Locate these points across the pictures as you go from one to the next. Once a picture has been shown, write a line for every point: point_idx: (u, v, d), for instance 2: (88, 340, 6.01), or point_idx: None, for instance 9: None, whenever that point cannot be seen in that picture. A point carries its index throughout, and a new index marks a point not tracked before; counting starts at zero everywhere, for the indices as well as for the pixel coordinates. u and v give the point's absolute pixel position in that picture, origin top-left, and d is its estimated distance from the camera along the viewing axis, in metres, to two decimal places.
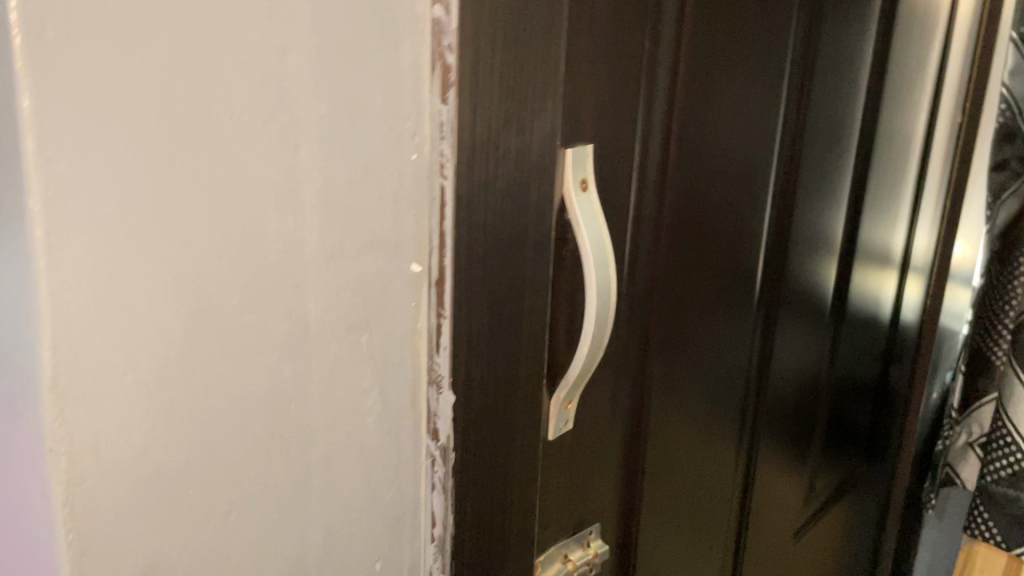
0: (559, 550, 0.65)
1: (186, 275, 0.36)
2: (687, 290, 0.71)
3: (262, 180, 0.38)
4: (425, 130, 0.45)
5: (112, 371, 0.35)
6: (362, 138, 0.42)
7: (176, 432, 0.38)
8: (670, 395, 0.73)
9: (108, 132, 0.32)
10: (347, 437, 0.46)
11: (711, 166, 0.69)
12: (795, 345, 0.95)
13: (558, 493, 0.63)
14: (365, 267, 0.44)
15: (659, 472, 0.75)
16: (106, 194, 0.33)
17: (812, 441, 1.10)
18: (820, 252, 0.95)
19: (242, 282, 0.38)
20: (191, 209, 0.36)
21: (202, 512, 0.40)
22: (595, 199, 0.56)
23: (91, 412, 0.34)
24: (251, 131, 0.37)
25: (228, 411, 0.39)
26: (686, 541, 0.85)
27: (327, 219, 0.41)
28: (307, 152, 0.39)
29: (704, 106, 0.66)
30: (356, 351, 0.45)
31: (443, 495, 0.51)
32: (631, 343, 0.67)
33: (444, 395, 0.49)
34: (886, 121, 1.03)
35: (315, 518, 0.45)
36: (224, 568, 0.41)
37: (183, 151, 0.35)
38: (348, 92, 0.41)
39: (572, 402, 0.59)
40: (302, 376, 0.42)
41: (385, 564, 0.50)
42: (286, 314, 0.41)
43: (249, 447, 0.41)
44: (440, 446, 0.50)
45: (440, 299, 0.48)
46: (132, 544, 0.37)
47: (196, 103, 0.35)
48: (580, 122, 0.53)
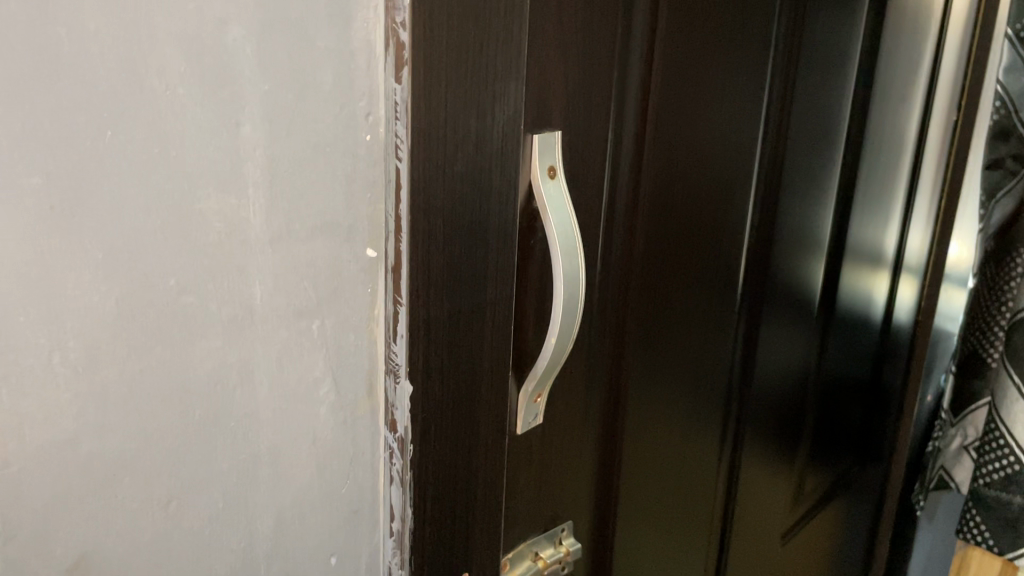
0: (529, 547, 0.64)
1: (119, 254, 0.35)
2: (664, 284, 0.70)
3: (201, 157, 0.37)
4: (380, 111, 0.43)
5: (37, 351, 0.34)
6: (312, 117, 0.41)
7: (111, 416, 0.36)
8: (647, 392, 0.72)
9: (30, 101, 0.31)
10: (298, 427, 0.44)
11: (690, 160, 0.68)
12: (780, 345, 0.94)
13: (527, 490, 0.62)
14: (315, 251, 0.43)
15: (637, 469, 0.74)
16: (28, 165, 0.32)
17: (800, 442, 1.08)
18: (808, 249, 0.94)
19: (180, 263, 0.37)
20: (124, 185, 0.34)
21: (139, 500, 0.38)
22: (564, 186, 0.54)
23: (14, 394, 0.33)
24: (188, 104, 0.36)
25: (166, 396, 0.38)
26: (667, 541, 0.83)
27: (273, 199, 0.40)
28: (250, 129, 0.38)
29: (681, 97, 0.65)
30: (308, 338, 0.44)
31: (401, 489, 0.49)
32: (607, 338, 0.66)
33: (401, 386, 0.47)
34: (877, 120, 1.01)
35: (264, 511, 0.44)
36: (164, 559, 0.40)
37: (113, 124, 0.34)
38: (295, 68, 0.39)
39: (542, 395, 0.58)
40: (249, 362, 0.41)
41: (341, 559, 0.49)
42: (230, 298, 0.39)
43: (190, 436, 0.39)
44: (398, 438, 0.48)
45: (396, 285, 0.46)
46: (61, 533, 0.36)
47: (127, 74, 0.34)
48: (547, 107, 0.52)
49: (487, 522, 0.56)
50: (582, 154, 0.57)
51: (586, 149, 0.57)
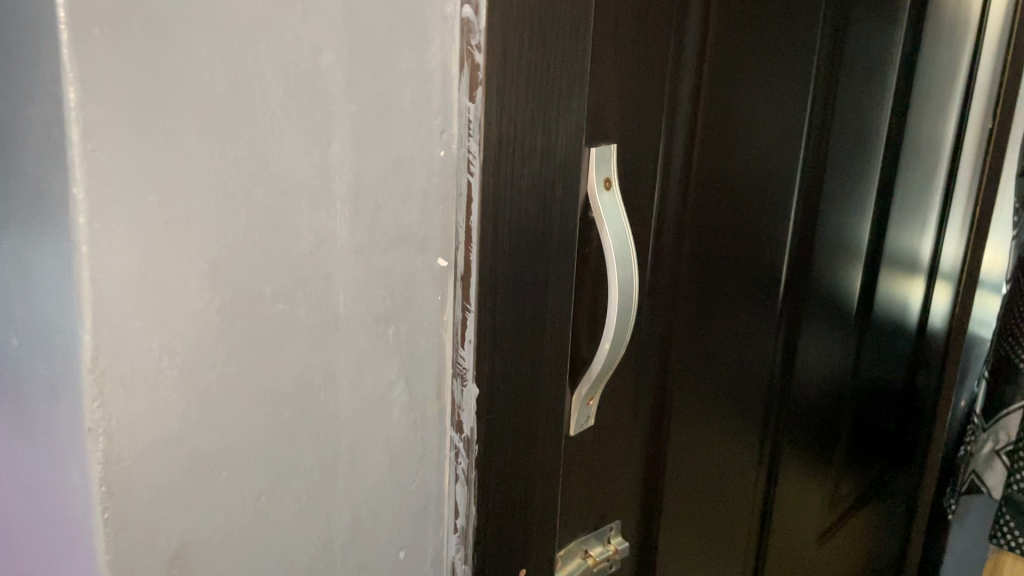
0: (579, 545, 0.66)
1: (222, 264, 0.37)
2: (709, 290, 0.72)
3: (297, 173, 0.39)
4: (453, 128, 0.46)
5: (149, 354, 0.36)
6: (393, 134, 0.43)
7: (209, 416, 0.39)
8: (693, 395, 0.74)
9: (148, 125, 0.34)
10: (374, 427, 0.47)
11: (735, 171, 0.70)
12: (819, 352, 0.95)
13: (579, 490, 0.64)
14: (393, 260, 0.45)
15: (680, 470, 0.75)
16: (145, 183, 0.34)
17: (835, 446, 1.09)
18: (847, 256, 0.95)
19: (274, 274, 0.40)
20: (227, 200, 0.37)
21: (234, 494, 0.41)
22: (618, 197, 0.56)
23: (129, 395, 0.36)
24: (288, 124, 0.38)
25: (259, 397, 0.41)
26: (707, 542, 0.85)
27: (358, 213, 0.42)
28: (339, 147, 0.41)
29: (727, 109, 0.66)
30: (385, 342, 0.46)
31: (465, 487, 0.52)
32: (655, 343, 0.68)
33: (467, 388, 0.50)
34: (915, 130, 1.03)
35: (342, 506, 0.46)
36: (253, 550, 0.43)
37: (220, 146, 0.36)
38: (380, 90, 0.42)
39: (594, 398, 0.60)
40: (332, 366, 0.44)
41: (409, 553, 0.52)
42: (316, 304, 0.42)
43: (279, 434, 0.42)
44: (464, 438, 0.51)
45: (465, 293, 0.48)
46: (165, 526, 0.38)
47: (233, 99, 0.36)
48: (605, 121, 0.54)
49: (542, 520, 0.58)
50: (635, 165, 0.59)
51: (639, 159, 0.59)
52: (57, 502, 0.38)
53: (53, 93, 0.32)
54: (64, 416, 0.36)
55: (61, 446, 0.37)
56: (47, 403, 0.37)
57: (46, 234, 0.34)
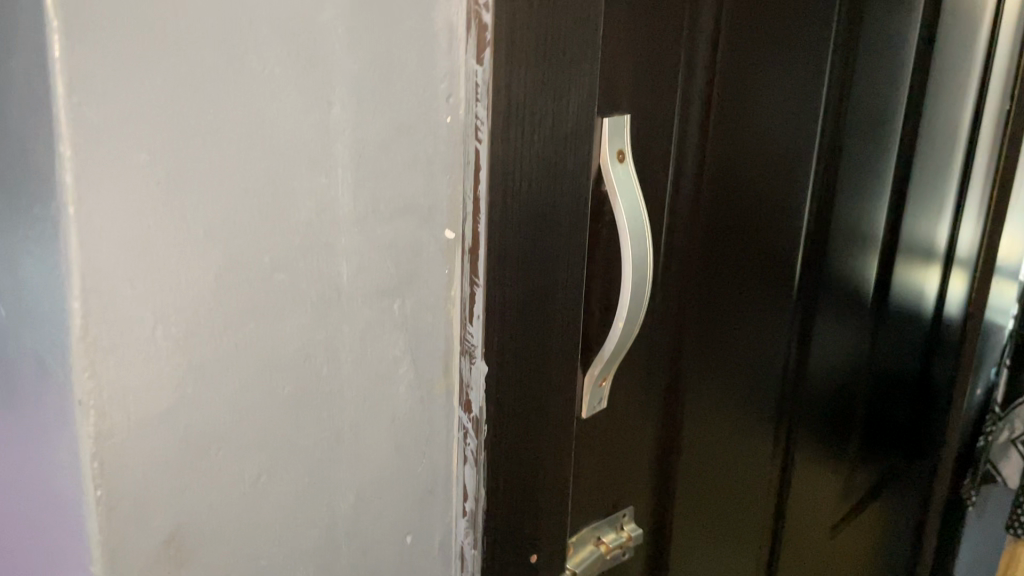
0: (591, 531, 0.63)
1: (218, 229, 0.36)
2: (724, 272, 0.69)
3: (296, 136, 0.37)
4: (460, 93, 0.44)
5: (142, 324, 0.34)
6: (396, 99, 0.41)
7: (206, 391, 0.37)
8: (707, 381, 0.72)
9: (139, 79, 0.32)
10: (379, 406, 0.45)
11: (751, 148, 0.67)
12: (835, 339, 0.93)
13: (592, 477, 0.61)
14: (397, 232, 0.43)
15: (694, 458, 0.73)
16: (136, 142, 0.32)
17: (851, 435, 1.07)
18: (863, 241, 0.93)
19: (273, 243, 0.38)
20: (223, 163, 0.35)
21: (232, 473, 0.39)
22: (632, 170, 0.54)
23: (121, 367, 0.34)
24: (285, 84, 0.36)
25: (259, 370, 0.39)
26: (721, 533, 0.83)
27: (361, 180, 0.41)
28: (340, 110, 0.39)
29: (743, 83, 0.64)
30: (390, 317, 0.44)
31: (474, 469, 0.50)
32: (670, 325, 0.66)
33: (476, 365, 0.48)
34: (932, 112, 1.00)
35: (346, 487, 0.45)
36: (253, 532, 0.41)
37: (215, 104, 0.34)
38: (382, 50, 0.40)
39: (607, 379, 0.58)
40: (335, 341, 0.42)
41: (416, 537, 0.50)
42: (318, 275, 0.40)
43: (279, 410, 0.40)
44: (472, 418, 0.49)
45: (473, 267, 0.46)
46: (160, 505, 0.37)
47: (229, 56, 0.34)
48: (618, 91, 0.52)
49: (554, 505, 0.56)
50: (650, 139, 0.57)
51: (653, 132, 0.57)
52: (47, 480, 0.36)
53: (37, 44, 0.30)
54: (53, 389, 0.34)
55: (50, 421, 0.35)
56: (37, 377, 0.35)
57: (33, 198, 0.32)
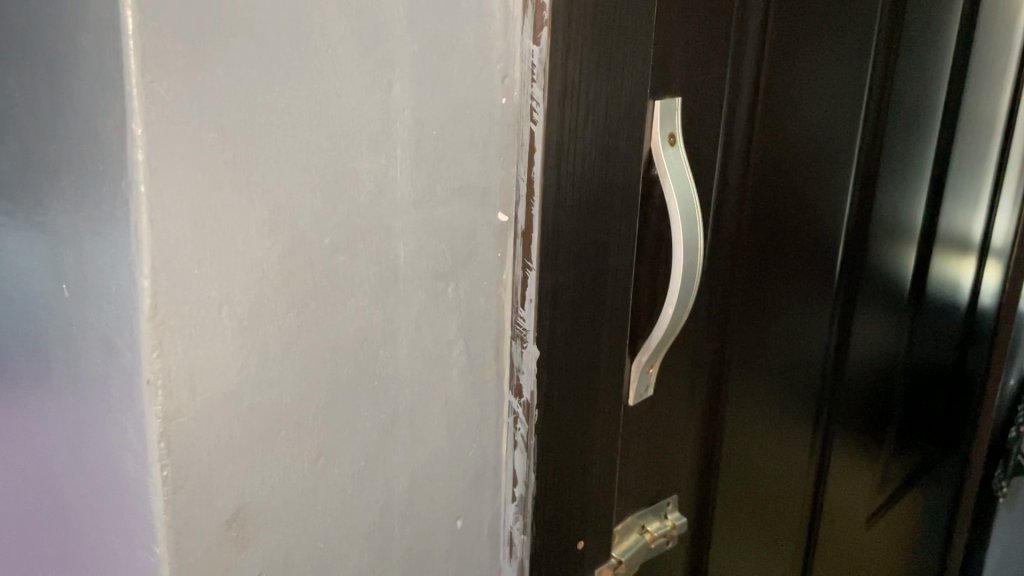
0: (636, 520, 0.62)
1: (282, 209, 0.36)
2: (767, 259, 0.68)
3: (358, 116, 0.37)
4: (515, 74, 0.44)
5: (209, 304, 0.34)
6: (453, 79, 0.41)
7: (269, 372, 0.37)
8: (748, 370, 0.71)
9: (208, 57, 0.32)
10: (433, 390, 0.45)
11: (797, 134, 0.66)
12: (873, 329, 0.92)
13: (639, 467, 0.61)
14: (453, 214, 0.43)
15: (735, 448, 0.72)
16: (206, 121, 0.32)
17: (887, 426, 1.06)
18: (902, 229, 0.91)
19: (335, 223, 0.38)
20: (287, 142, 0.35)
21: (293, 455, 0.39)
22: (683, 154, 0.53)
23: (188, 347, 0.34)
24: (348, 62, 0.36)
25: (319, 352, 0.39)
26: (759, 523, 0.82)
27: (419, 161, 0.40)
28: (400, 90, 0.39)
29: (790, 68, 0.63)
30: (444, 299, 0.44)
31: (524, 454, 0.50)
32: (714, 313, 0.65)
33: (527, 350, 0.48)
34: (971, 99, 0.98)
35: (400, 471, 0.44)
36: (311, 514, 0.41)
37: (280, 83, 0.34)
38: (440, 30, 0.40)
39: (654, 365, 0.57)
40: (393, 323, 0.42)
41: (466, 522, 0.50)
42: (376, 256, 0.40)
43: (338, 393, 0.40)
44: (523, 403, 0.49)
45: (526, 250, 0.46)
46: (224, 486, 0.37)
47: (294, 33, 0.34)
48: (669, 73, 0.51)
49: (601, 492, 0.56)
50: (701, 124, 0.56)
51: (704, 118, 0.55)
52: (113, 460, 0.37)
53: (108, 21, 0.30)
54: (121, 368, 0.34)
55: (117, 400, 0.35)
56: (104, 356, 0.35)
57: (104, 176, 0.32)
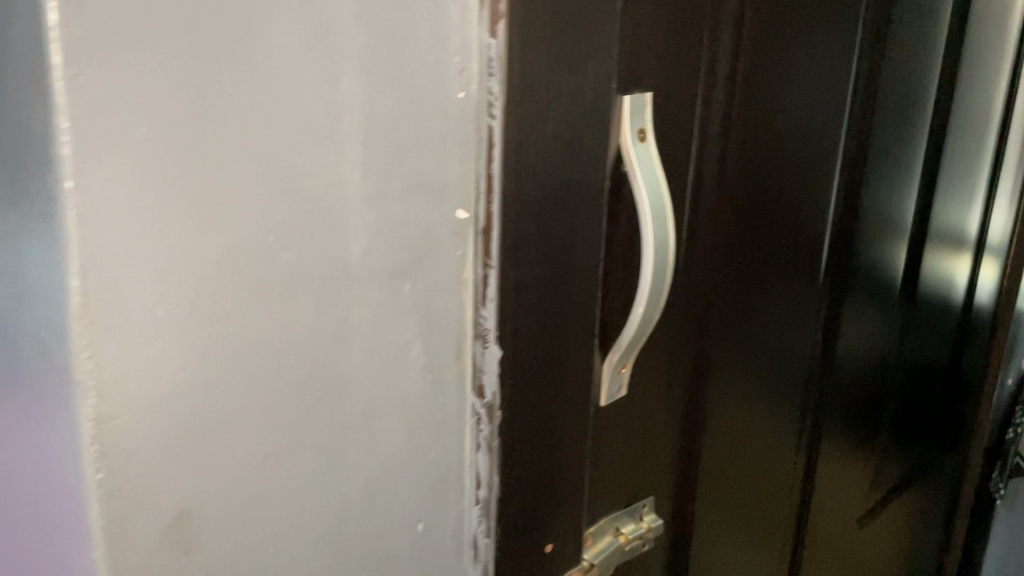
0: (610, 522, 0.61)
1: (223, 205, 0.35)
2: (749, 258, 0.67)
3: (303, 111, 0.36)
4: (473, 67, 0.42)
5: (143, 303, 0.33)
6: (407, 73, 0.40)
7: (211, 373, 0.36)
8: (731, 369, 0.70)
9: (138, 48, 0.31)
10: (389, 391, 0.44)
11: (777, 130, 0.65)
12: (862, 328, 0.90)
13: (613, 469, 0.60)
14: (409, 211, 0.42)
15: (717, 449, 0.71)
16: (138, 114, 0.31)
17: (880, 426, 1.04)
18: (892, 226, 0.90)
19: (281, 220, 0.37)
20: (226, 135, 0.34)
21: (238, 458, 0.38)
22: (653, 150, 0.51)
23: (122, 348, 0.33)
24: (290, 54, 0.35)
25: (264, 353, 0.38)
26: (743, 524, 0.80)
27: (370, 156, 0.39)
28: (348, 83, 0.37)
29: (769, 63, 0.62)
30: (400, 299, 0.43)
31: (488, 456, 0.49)
32: (693, 313, 0.64)
33: (490, 350, 0.47)
34: (963, 94, 0.97)
35: (356, 474, 0.44)
36: (261, 520, 0.40)
37: (217, 75, 0.33)
38: (391, 22, 0.38)
39: (626, 365, 0.56)
40: (345, 323, 0.41)
41: (428, 526, 0.49)
42: (326, 255, 0.39)
43: (288, 395, 0.39)
44: (486, 404, 0.48)
45: (486, 247, 0.45)
46: (163, 489, 0.36)
47: (232, 24, 0.33)
48: (640, 68, 0.50)
49: (569, 496, 0.55)
50: (674, 120, 0.54)
51: (676, 114, 0.54)
52: (49, 464, 0.36)
53: (31, 12, 0.29)
54: (53, 370, 0.33)
55: (50, 403, 0.34)
56: (36, 358, 0.34)
57: (29, 174, 0.32)
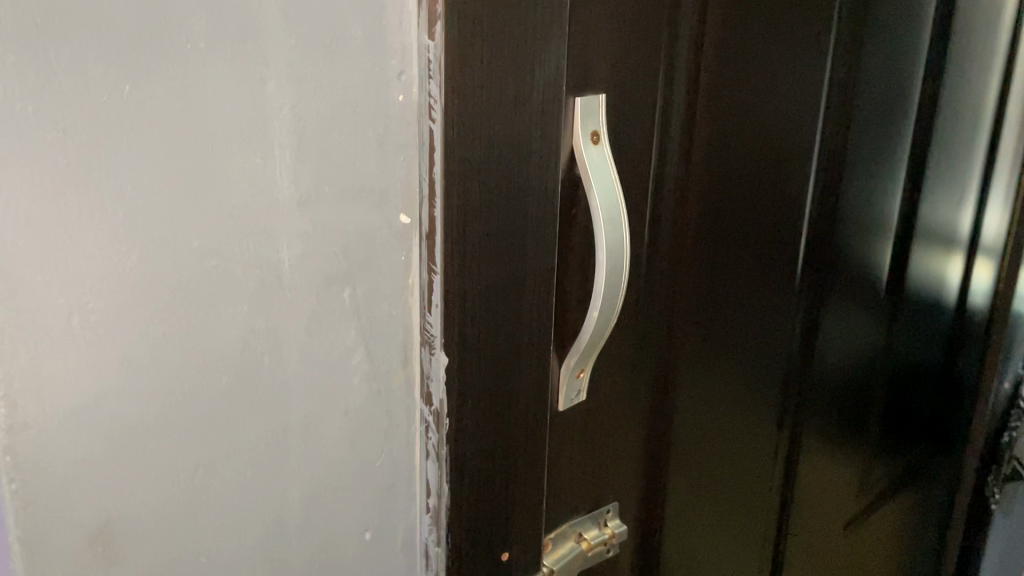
0: (572, 528, 0.60)
1: (142, 212, 0.34)
2: (717, 260, 0.66)
3: (228, 115, 0.35)
4: (413, 70, 0.41)
5: (56, 311, 0.33)
6: (341, 75, 0.39)
7: (133, 382, 0.36)
8: (700, 372, 0.69)
9: (45, 52, 0.31)
10: (329, 398, 0.43)
11: (744, 130, 0.64)
12: (844, 330, 0.89)
13: (573, 474, 0.59)
14: (347, 216, 0.41)
15: (686, 453, 0.70)
16: (46, 119, 0.31)
17: (866, 429, 1.03)
18: (875, 227, 0.88)
19: (206, 226, 0.36)
20: (144, 141, 0.33)
21: (166, 468, 0.38)
22: (608, 153, 0.50)
23: (35, 358, 0.33)
24: (212, 58, 0.34)
25: (191, 362, 0.37)
26: (717, 528, 0.80)
27: (302, 160, 0.39)
28: (276, 86, 0.37)
29: (734, 63, 0.60)
30: (339, 305, 0.42)
31: (436, 465, 0.48)
32: (658, 317, 0.63)
33: (436, 357, 0.45)
34: (953, 93, 0.94)
35: (295, 483, 0.43)
36: (192, 530, 0.40)
37: (132, 79, 0.33)
38: (323, 23, 0.38)
39: (585, 370, 0.55)
40: (278, 330, 0.40)
41: (376, 533, 0.48)
42: (256, 260, 0.38)
43: (219, 403, 0.39)
44: (433, 411, 0.47)
45: (431, 253, 0.43)
46: (84, 500, 0.36)
47: (147, 27, 0.33)
48: (592, 68, 0.48)
49: (527, 508, 0.53)
50: (632, 122, 0.53)
51: (633, 115, 0.53)
52: None
53: None
54: None
55: None
56: None
57: None
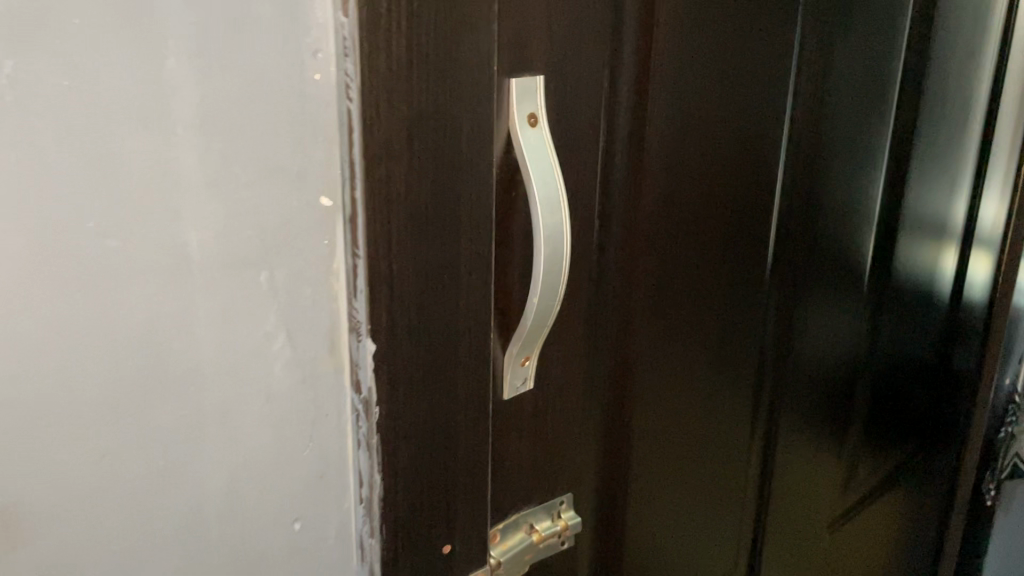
0: (522, 518, 0.59)
1: (31, 190, 0.34)
2: (676, 248, 0.64)
3: (123, 93, 0.35)
4: (329, 48, 0.39)
5: None
6: (250, 53, 0.38)
7: (31, 360, 0.37)
8: (659, 360, 0.67)
9: None
10: (247, 383, 0.43)
11: (702, 115, 0.62)
12: (822, 322, 0.87)
13: (521, 465, 0.57)
14: (261, 198, 0.40)
15: (645, 443, 0.69)
16: None
17: (850, 423, 1.01)
18: (855, 218, 0.86)
19: (103, 206, 0.36)
20: (32, 119, 0.34)
21: (69, 447, 0.38)
22: (547, 135, 0.49)
23: None
24: (103, 35, 0.34)
25: (92, 342, 0.38)
26: (686, 521, 0.78)
27: (208, 139, 0.38)
28: (175, 63, 0.36)
29: (688, 46, 0.59)
30: (256, 289, 0.41)
31: (367, 453, 0.45)
32: (614, 305, 0.61)
33: (363, 344, 0.43)
34: (940, 79, 0.92)
35: (213, 468, 0.43)
36: (100, 513, 0.40)
37: (16, 55, 0.33)
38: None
39: (530, 358, 0.54)
40: (188, 313, 0.40)
41: (306, 524, 0.48)
42: (160, 242, 0.38)
43: (125, 385, 0.39)
44: (363, 400, 0.44)
45: (354, 236, 0.41)
46: None
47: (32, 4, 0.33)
48: (528, 49, 0.47)
49: (469, 501, 0.52)
50: (575, 105, 0.52)
51: (576, 98, 0.51)
52: None
53: None
54: None
55: None
56: None
57: None
